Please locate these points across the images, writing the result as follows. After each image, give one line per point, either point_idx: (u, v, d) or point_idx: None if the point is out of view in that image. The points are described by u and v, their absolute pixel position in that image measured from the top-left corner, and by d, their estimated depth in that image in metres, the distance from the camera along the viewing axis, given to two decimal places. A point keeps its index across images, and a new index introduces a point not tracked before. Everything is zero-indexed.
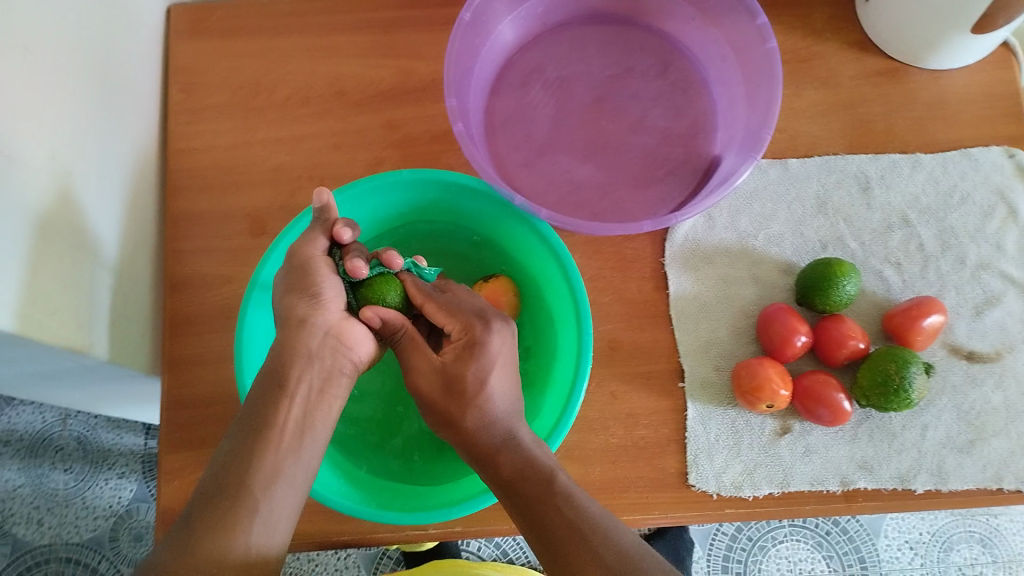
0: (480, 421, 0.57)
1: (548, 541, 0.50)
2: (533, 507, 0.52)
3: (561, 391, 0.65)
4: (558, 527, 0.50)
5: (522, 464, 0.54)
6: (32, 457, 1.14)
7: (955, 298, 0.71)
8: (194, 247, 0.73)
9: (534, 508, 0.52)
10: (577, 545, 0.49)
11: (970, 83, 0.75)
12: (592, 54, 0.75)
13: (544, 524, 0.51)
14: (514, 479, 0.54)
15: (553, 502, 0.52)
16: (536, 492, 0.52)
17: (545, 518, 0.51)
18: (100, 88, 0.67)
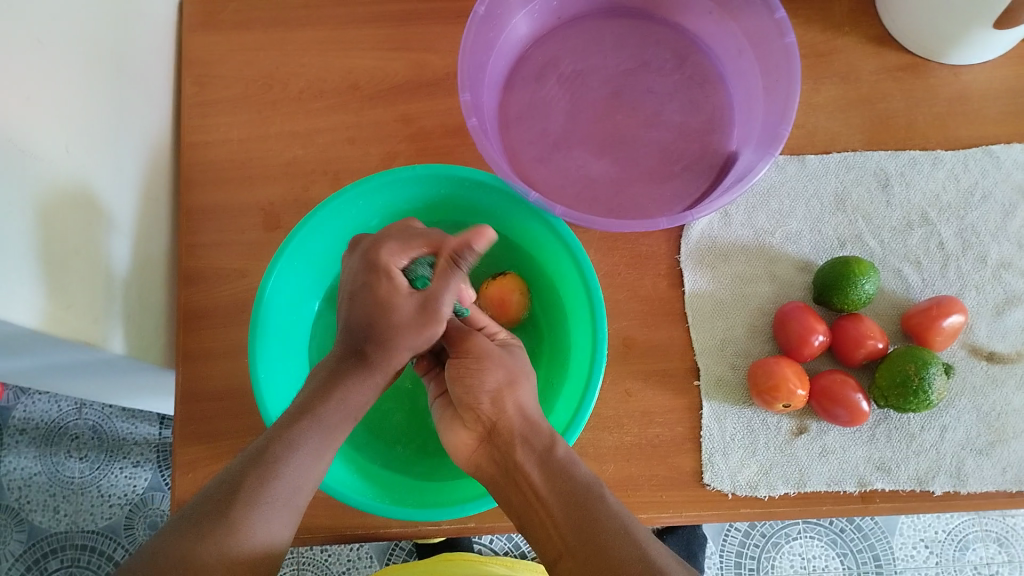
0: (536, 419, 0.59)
1: (589, 531, 0.50)
2: (580, 498, 0.52)
3: (575, 389, 0.64)
4: (603, 522, 0.50)
5: (569, 464, 0.55)
6: (48, 445, 1.15)
7: (976, 298, 0.70)
8: (207, 240, 0.73)
9: (583, 500, 0.52)
10: (622, 541, 0.49)
11: (994, 78, 0.74)
12: (607, 48, 0.74)
13: (590, 517, 0.51)
14: (568, 471, 0.54)
15: (601, 501, 0.52)
16: (588, 488, 0.53)
17: (593, 513, 0.51)
18: (113, 81, 0.67)
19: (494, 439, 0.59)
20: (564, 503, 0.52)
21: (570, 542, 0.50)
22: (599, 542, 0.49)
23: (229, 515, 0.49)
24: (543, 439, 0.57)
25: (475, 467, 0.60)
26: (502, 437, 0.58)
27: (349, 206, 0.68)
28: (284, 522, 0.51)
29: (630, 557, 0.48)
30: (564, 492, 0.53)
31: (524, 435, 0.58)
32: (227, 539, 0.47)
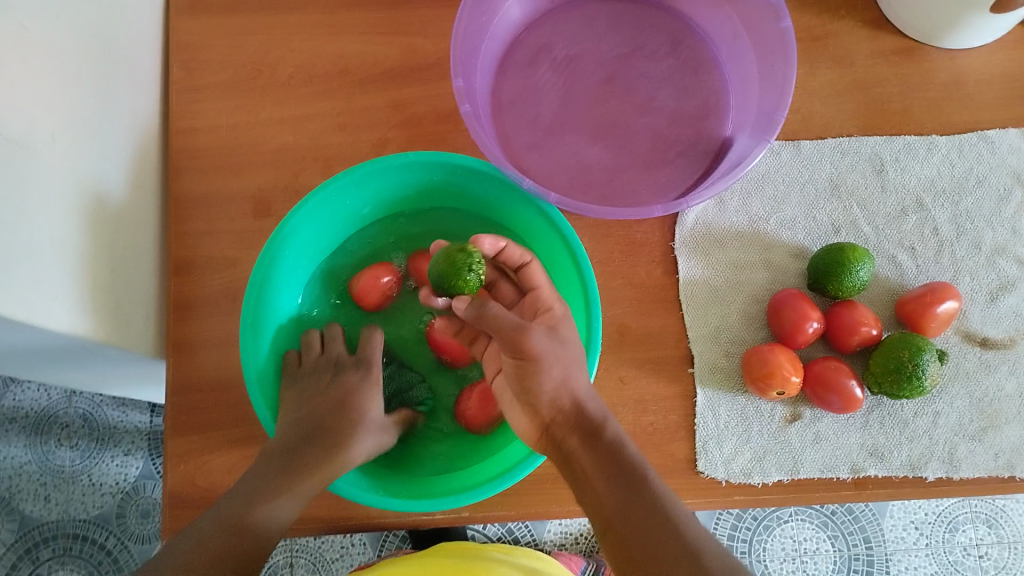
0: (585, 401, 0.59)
1: (633, 513, 0.52)
2: (628, 481, 0.54)
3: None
4: (646, 505, 0.53)
5: (601, 431, 0.58)
6: (38, 434, 1.14)
7: (970, 283, 0.70)
8: (197, 229, 0.72)
9: (628, 480, 0.54)
10: (662, 528, 0.51)
11: (989, 62, 0.73)
12: (600, 32, 0.73)
13: (634, 496, 0.53)
14: (614, 451, 0.56)
15: (644, 481, 0.54)
16: (630, 467, 0.55)
17: (637, 494, 0.53)
18: (99, 67, 0.66)
19: (549, 426, 0.60)
20: (614, 486, 0.54)
21: (618, 524, 0.53)
22: (643, 534, 0.51)
23: (271, 492, 0.59)
24: (594, 420, 0.59)
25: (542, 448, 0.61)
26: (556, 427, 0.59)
27: (341, 195, 0.68)
28: (299, 500, 0.60)
29: (672, 541, 0.50)
30: (614, 472, 0.55)
31: (577, 424, 0.59)
32: (266, 505, 0.58)
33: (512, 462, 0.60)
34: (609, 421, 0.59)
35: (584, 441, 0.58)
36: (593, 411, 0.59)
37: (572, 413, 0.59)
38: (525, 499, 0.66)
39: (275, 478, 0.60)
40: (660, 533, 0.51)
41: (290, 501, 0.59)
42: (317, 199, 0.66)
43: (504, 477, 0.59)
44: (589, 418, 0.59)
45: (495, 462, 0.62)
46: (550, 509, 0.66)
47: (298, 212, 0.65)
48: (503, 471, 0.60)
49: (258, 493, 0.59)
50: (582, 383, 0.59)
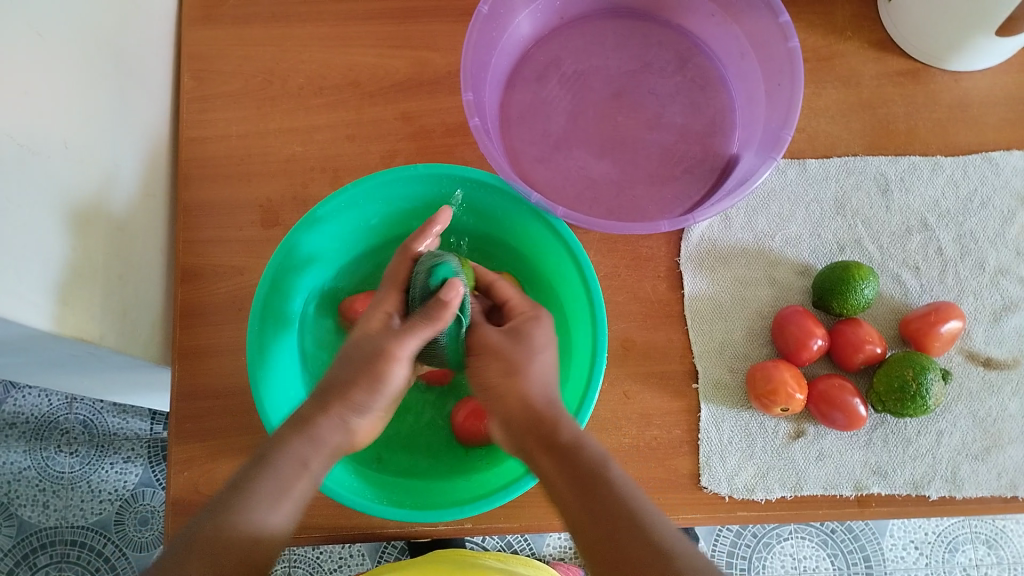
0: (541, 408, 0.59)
1: (603, 517, 0.51)
2: (590, 485, 0.53)
3: (576, 391, 0.64)
4: (614, 506, 0.51)
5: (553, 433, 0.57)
6: (38, 439, 1.14)
7: (973, 304, 0.71)
8: (205, 237, 0.72)
9: (591, 483, 0.53)
10: (634, 526, 0.50)
11: (994, 84, 0.74)
12: (609, 49, 0.74)
13: (600, 500, 0.52)
14: (570, 452, 0.55)
15: (607, 481, 0.53)
16: (593, 469, 0.54)
17: (602, 497, 0.52)
18: (111, 75, 0.66)
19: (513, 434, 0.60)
20: (577, 493, 0.53)
21: (587, 528, 0.51)
22: (615, 535, 0.50)
23: (252, 484, 0.55)
24: (550, 422, 0.58)
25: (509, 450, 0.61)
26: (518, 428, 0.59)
27: (351, 205, 0.68)
28: (291, 506, 0.55)
29: (644, 544, 0.49)
30: (573, 475, 0.54)
31: (534, 426, 0.58)
32: (239, 514, 0.52)
33: (516, 473, 0.60)
34: (565, 424, 0.58)
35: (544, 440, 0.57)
36: (563, 430, 0.57)
37: (524, 417, 0.59)
38: (526, 512, 0.66)
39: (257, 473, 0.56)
40: (629, 530, 0.50)
41: (278, 489, 0.55)
42: (337, 202, 0.66)
43: (508, 490, 0.59)
44: (544, 420, 0.58)
45: (499, 474, 0.62)
46: (553, 522, 0.66)
47: (321, 211, 0.66)
48: (507, 483, 0.60)
49: (232, 499, 0.54)
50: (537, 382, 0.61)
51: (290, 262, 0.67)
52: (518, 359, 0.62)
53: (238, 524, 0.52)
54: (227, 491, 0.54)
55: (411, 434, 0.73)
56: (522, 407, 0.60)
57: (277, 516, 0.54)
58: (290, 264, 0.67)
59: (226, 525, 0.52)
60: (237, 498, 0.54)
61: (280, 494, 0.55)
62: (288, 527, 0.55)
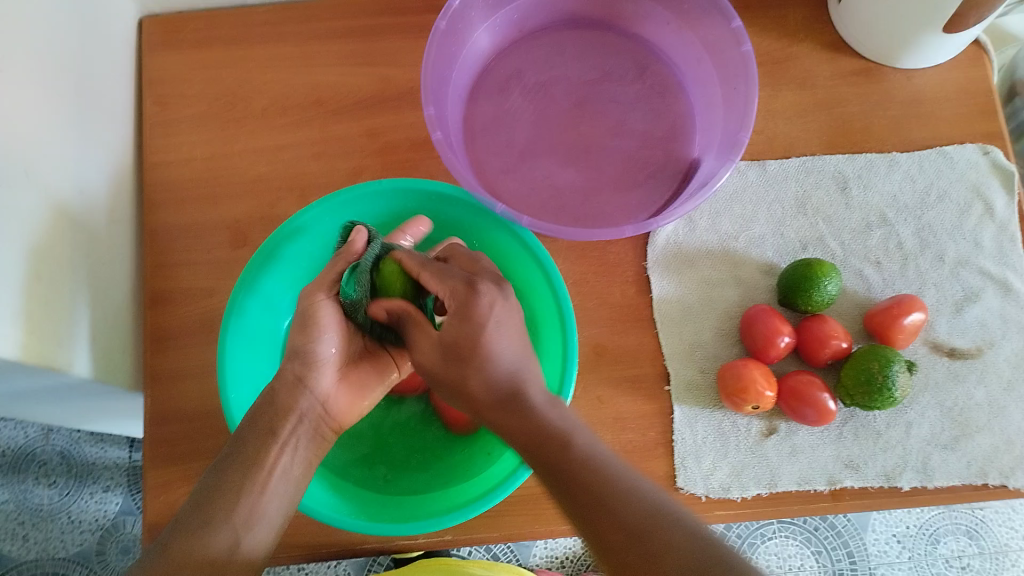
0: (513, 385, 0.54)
1: (598, 512, 0.47)
2: (570, 484, 0.49)
3: (553, 372, 0.65)
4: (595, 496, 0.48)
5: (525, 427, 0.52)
6: (15, 472, 1.13)
7: (936, 295, 0.72)
8: (174, 260, 0.73)
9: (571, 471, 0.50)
10: (626, 522, 0.47)
11: (945, 80, 0.76)
12: (569, 59, 0.75)
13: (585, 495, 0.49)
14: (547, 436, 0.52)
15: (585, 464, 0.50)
16: (571, 456, 0.50)
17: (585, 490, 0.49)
18: (74, 103, 0.67)
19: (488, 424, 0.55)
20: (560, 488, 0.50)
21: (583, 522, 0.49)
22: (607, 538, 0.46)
23: (211, 505, 0.52)
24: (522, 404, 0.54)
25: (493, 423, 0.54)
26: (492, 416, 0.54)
27: (317, 223, 0.68)
28: (273, 520, 0.53)
29: (641, 521, 0.46)
30: (554, 475, 0.50)
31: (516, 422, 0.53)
32: (205, 531, 0.50)
33: (491, 483, 0.61)
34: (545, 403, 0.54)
35: (508, 417, 0.53)
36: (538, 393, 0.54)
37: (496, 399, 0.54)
38: (505, 521, 0.66)
39: (208, 503, 0.52)
40: (619, 530, 0.46)
41: (241, 502, 0.52)
42: (317, 212, 0.67)
43: (484, 500, 0.60)
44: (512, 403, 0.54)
45: (475, 484, 0.63)
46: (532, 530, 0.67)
47: (301, 220, 0.67)
48: (484, 493, 0.61)
49: (195, 522, 0.51)
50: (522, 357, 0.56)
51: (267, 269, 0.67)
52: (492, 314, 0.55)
53: (208, 541, 0.50)
54: (195, 504, 0.52)
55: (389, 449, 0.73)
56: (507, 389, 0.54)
57: (253, 533, 0.52)
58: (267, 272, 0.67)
59: (193, 549, 0.49)
60: (193, 526, 0.50)
61: (249, 504, 0.52)
62: (263, 541, 0.52)
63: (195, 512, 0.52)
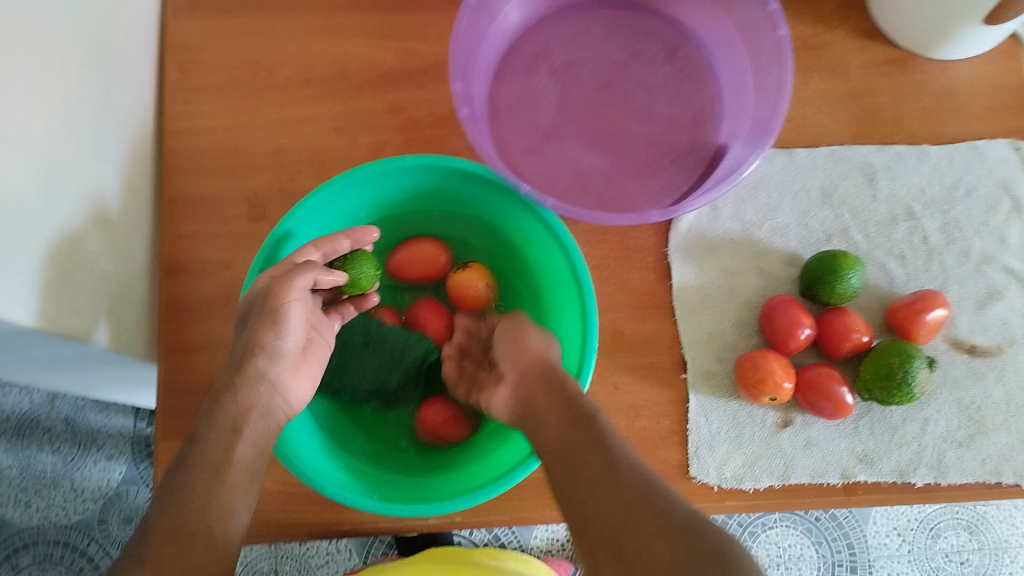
0: None
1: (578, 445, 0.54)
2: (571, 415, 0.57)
3: None
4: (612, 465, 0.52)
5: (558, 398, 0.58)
6: (19, 438, 1.12)
7: (958, 292, 0.71)
8: (190, 230, 0.72)
9: (593, 440, 0.54)
10: (614, 476, 0.50)
11: (979, 74, 0.74)
12: (598, 39, 0.74)
13: (601, 464, 0.52)
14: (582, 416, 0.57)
15: (605, 438, 0.54)
16: (584, 417, 0.56)
17: (605, 460, 0.52)
18: (94, 68, 0.65)
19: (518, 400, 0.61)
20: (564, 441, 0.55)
21: (562, 461, 0.54)
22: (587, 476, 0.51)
23: (192, 479, 0.52)
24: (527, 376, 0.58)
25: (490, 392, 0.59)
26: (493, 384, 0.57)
27: (338, 197, 0.67)
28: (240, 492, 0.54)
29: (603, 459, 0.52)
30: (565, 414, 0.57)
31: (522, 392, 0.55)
32: (185, 489, 0.51)
33: (506, 468, 0.60)
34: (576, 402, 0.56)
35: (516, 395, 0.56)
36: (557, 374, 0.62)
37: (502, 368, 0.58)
38: (517, 504, 0.66)
39: (189, 467, 0.53)
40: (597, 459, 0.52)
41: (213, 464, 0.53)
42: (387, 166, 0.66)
43: (498, 483, 0.59)
44: None
45: (490, 468, 0.62)
46: (543, 514, 0.66)
47: (370, 170, 0.66)
48: (499, 476, 0.60)
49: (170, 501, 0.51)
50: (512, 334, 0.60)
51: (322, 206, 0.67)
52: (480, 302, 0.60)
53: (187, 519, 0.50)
54: (173, 465, 0.54)
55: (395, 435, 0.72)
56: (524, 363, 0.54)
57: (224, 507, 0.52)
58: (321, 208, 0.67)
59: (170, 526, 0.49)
60: (175, 483, 0.52)
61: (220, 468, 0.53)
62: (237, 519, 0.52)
63: (174, 471, 0.53)
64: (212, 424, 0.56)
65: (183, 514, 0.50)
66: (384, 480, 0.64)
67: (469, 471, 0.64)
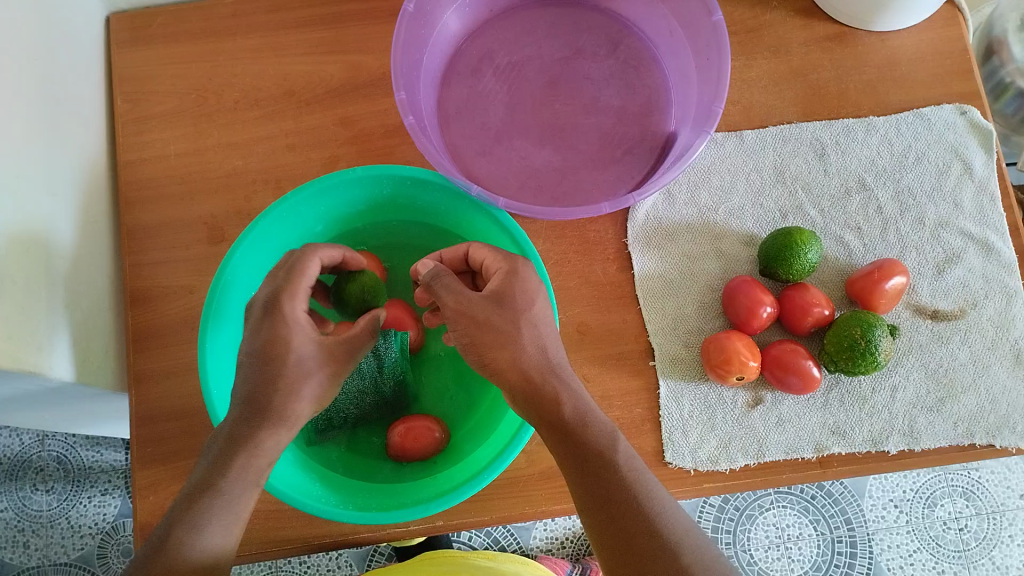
0: (539, 377, 0.54)
1: (597, 479, 0.51)
2: (569, 439, 0.52)
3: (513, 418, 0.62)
4: (640, 525, 0.49)
5: (538, 395, 0.54)
6: (12, 480, 1.13)
7: (917, 258, 0.72)
8: (152, 259, 0.72)
9: (618, 499, 0.50)
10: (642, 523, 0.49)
11: (920, 42, 0.75)
12: (541, 37, 0.75)
13: (627, 520, 0.49)
14: (597, 464, 0.51)
15: (626, 485, 0.51)
16: (598, 445, 0.52)
17: (630, 516, 0.49)
18: (42, 106, 0.66)
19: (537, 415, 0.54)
20: (583, 470, 0.51)
21: (586, 495, 0.51)
22: (622, 520, 0.49)
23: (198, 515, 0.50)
24: (547, 392, 0.54)
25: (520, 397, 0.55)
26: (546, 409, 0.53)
27: (292, 214, 0.68)
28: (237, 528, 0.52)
29: (630, 501, 0.50)
30: (569, 444, 0.52)
31: (533, 398, 0.54)
32: (200, 537, 0.49)
33: (479, 469, 0.61)
34: (565, 393, 0.54)
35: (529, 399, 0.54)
36: (568, 411, 0.53)
37: (527, 386, 0.54)
38: (496, 504, 0.67)
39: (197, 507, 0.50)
40: (628, 505, 0.50)
41: (230, 514, 0.51)
42: (322, 185, 0.66)
43: (471, 483, 0.59)
44: (543, 391, 0.54)
45: (463, 470, 0.62)
46: (523, 511, 0.67)
47: (305, 190, 0.66)
48: (472, 476, 0.61)
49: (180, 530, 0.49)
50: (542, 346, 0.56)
51: (263, 232, 0.66)
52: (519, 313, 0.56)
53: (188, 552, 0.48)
54: (181, 502, 0.51)
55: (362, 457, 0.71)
56: (521, 376, 0.55)
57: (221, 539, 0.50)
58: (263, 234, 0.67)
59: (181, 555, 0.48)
60: (188, 527, 0.49)
61: (230, 514, 0.51)
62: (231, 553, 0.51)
63: (186, 510, 0.50)
64: (234, 473, 0.52)
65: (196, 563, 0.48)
66: (360, 489, 0.64)
67: (443, 476, 0.63)
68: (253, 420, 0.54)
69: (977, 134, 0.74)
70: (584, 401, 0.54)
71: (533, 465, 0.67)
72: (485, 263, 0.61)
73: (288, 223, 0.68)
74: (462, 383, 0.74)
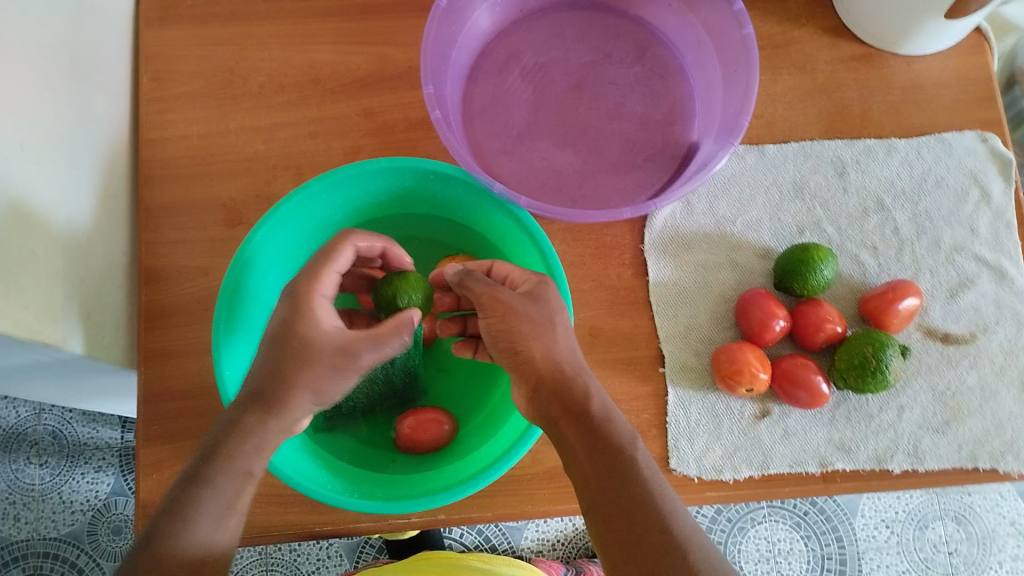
0: (570, 370, 0.56)
1: (613, 476, 0.51)
2: (590, 432, 0.53)
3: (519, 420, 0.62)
4: (651, 523, 0.49)
5: (562, 386, 0.55)
6: (6, 451, 1.12)
7: (930, 281, 0.72)
8: (169, 238, 0.72)
9: (632, 494, 0.50)
10: (651, 521, 0.49)
11: (944, 67, 0.76)
12: (569, 40, 0.75)
13: (639, 516, 0.50)
14: (615, 459, 0.52)
15: (642, 483, 0.51)
16: (616, 443, 0.52)
17: (642, 512, 0.50)
18: (68, 78, 0.66)
19: (550, 404, 0.55)
20: (599, 465, 0.52)
21: (598, 490, 0.51)
22: (634, 515, 0.50)
23: (189, 508, 0.50)
24: (577, 389, 0.55)
25: (547, 388, 0.56)
26: (569, 403, 0.54)
27: (312, 202, 0.68)
28: (231, 524, 0.51)
29: (643, 500, 0.50)
30: (591, 439, 0.53)
31: (561, 390, 0.55)
32: (190, 530, 0.49)
33: (486, 465, 0.61)
34: (593, 389, 0.55)
35: (558, 392, 0.55)
36: (594, 406, 0.54)
37: (551, 378, 0.56)
38: (500, 501, 0.67)
39: (192, 497, 0.50)
40: (641, 502, 0.50)
41: (222, 508, 0.51)
42: (344, 176, 0.67)
43: (478, 478, 0.59)
44: (572, 387, 0.55)
45: (465, 467, 0.62)
46: (527, 510, 0.67)
47: (324, 182, 0.66)
48: (480, 471, 0.60)
49: (170, 525, 0.49)
50: (565, 344, 0.57)
51: (283, 223, 0.67)
52: (544, 318, 0.58)
53: (182, 546, 0.48)
54: (175, 493, 0.51)
55: (370, 450, 0.71)
56: (553, 367, 0.56)
57: (213, 531, 0.50)
58: (282, 225, 0.67)
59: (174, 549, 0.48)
60: (175, 518, 0.49)
61: (226, 510, 0.51)
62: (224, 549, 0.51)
63: (179, 501, 0.50)
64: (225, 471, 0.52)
65: (186, 555, 0.48)
66: (367, 477, 0.64)
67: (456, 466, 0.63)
68: (244, 414, 0.54)
69: (995, 161, 0.74)
70: (607, 400, 0.55)
71: (538, 465, 0.67)
72: (510, 277, 0.63)
73: (307, 214, 0.69)
74: (471, 381, 0.75)
